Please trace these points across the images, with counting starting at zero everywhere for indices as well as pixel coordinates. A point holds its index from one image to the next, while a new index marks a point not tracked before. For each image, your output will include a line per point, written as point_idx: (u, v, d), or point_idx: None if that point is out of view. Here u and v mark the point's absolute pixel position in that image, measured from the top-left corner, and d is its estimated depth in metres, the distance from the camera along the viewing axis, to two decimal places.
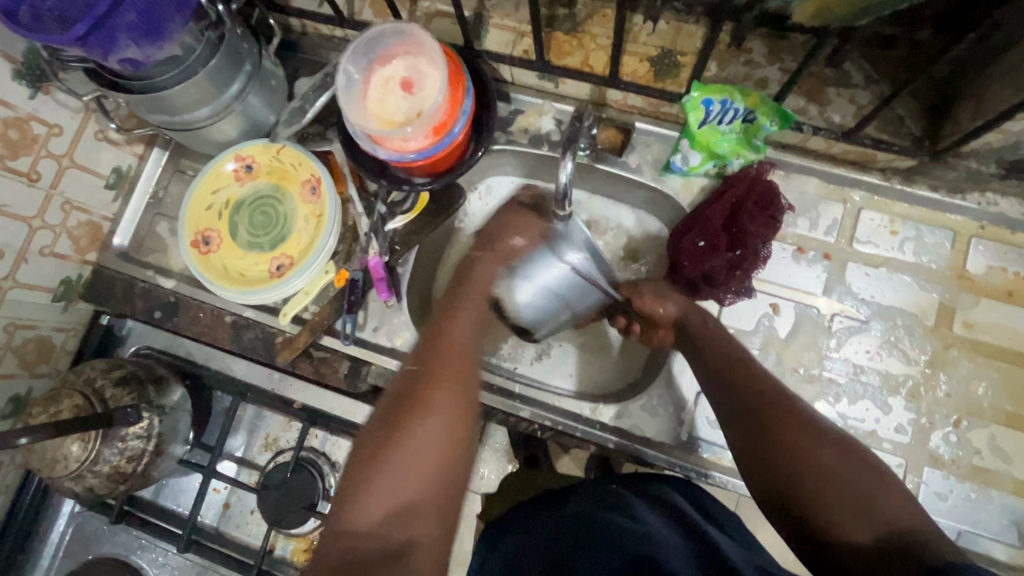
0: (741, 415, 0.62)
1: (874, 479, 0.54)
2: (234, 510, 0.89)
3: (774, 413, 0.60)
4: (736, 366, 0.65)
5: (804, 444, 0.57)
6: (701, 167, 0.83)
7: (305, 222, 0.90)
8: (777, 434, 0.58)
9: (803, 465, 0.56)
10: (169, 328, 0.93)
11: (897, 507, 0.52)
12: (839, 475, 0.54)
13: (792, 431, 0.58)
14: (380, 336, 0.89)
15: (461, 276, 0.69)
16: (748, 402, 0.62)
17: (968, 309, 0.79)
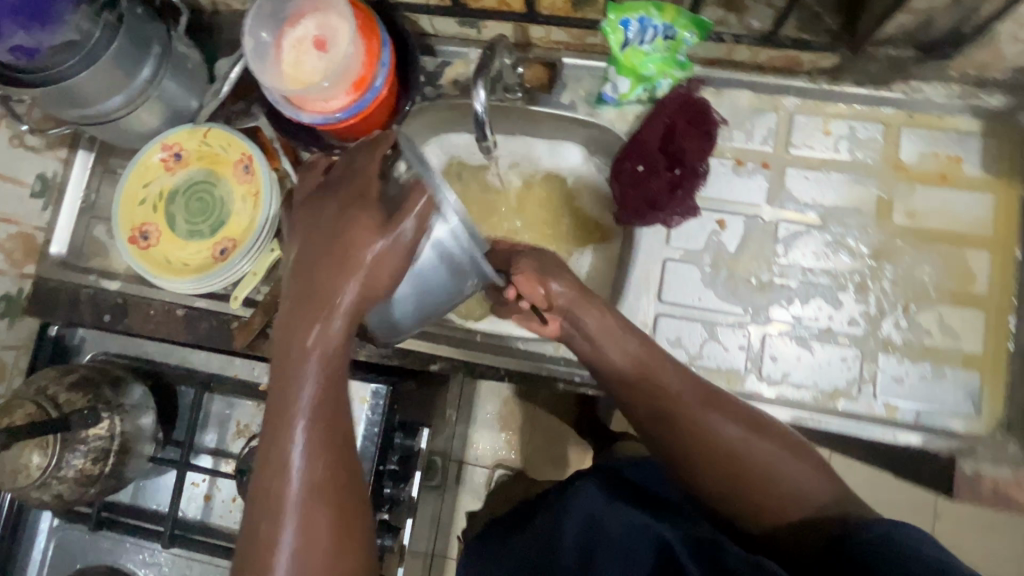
0: (676, 436, 0.67)
1: (794, 458, 0.65)
2: (216, 501, 0.88)
3: (699, 432, 0.67)
4: (656, 394, 0.68)
5: (746, 454, 0.65)
6: (632, 93, 0.83)
7: (244, 202, 0.88)
8: (715, 451, 0.66)
9: (745, 467, 0.65)
10: (121, 330, 0.91)
11: (818, 481, 0.64)
12: (775, 470, 0.64)
13: (733, 449, 0.65)
14: None
15: (298, 301, 0.58)
16: (676, 424, 0.67)
17: (907, 197, 0.80)
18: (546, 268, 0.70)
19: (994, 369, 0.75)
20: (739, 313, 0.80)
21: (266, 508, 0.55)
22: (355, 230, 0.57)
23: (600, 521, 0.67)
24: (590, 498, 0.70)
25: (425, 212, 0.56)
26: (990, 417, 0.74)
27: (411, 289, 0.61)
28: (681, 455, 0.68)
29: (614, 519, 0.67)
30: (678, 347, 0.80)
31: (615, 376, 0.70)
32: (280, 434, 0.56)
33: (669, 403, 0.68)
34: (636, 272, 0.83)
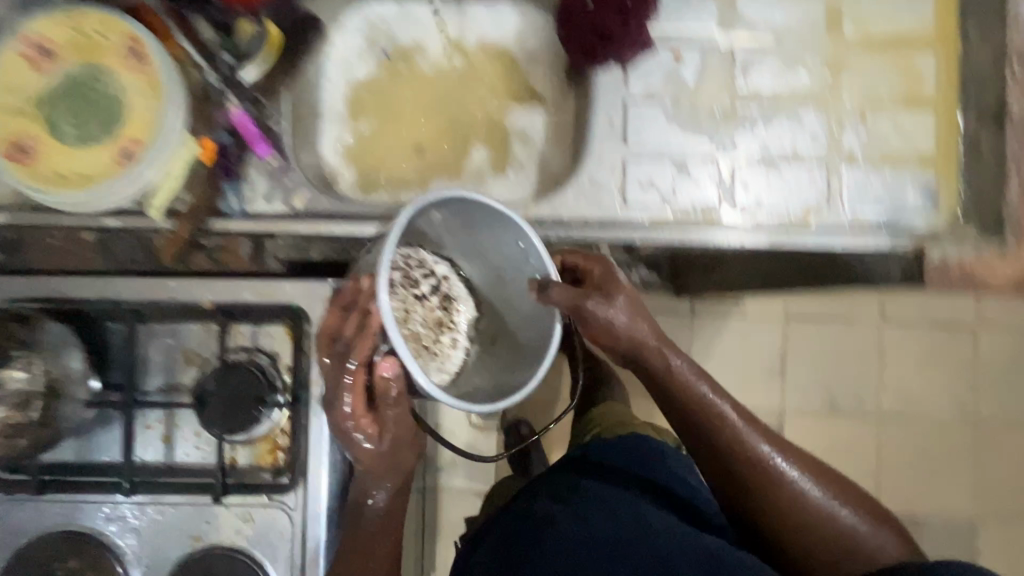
0: (743, 482, 0.74)
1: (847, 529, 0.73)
2: (178, 439, 0.80)
3: (765, 485, 0.74)
4: (727, 462, 0.75)
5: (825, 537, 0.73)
6: None
7: (140, 90, 0.72)
8: (810, 547, 0.73)
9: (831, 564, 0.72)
10: (20, 268, 0.78)
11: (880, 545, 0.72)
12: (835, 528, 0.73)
13: (818, 529, 0.73)
14: (277, 204, 0.79)
15: (349, 389, 0.71)
16: (739, 474, 0.74)
17: (854, 7, 0.79)
18: (628, 302, 0.70)
19: (949, 162, 0.77)
20: (706, 147, 0.78)
21: (354, 554, 0.76)
22: (354, 328, 0.70)
23: (594, 515, 0.70)
24: (602, 490, 0.76)
25: (358, 386, 0.71)
26: (950, 209, 0.76)
27: (406, 358, 0.61)
28: (746, 484, 0.74)
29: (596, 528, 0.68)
30: (649, 189, 0.78)
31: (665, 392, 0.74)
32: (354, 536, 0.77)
33: (741, 463, 0.74)
34: (597, 119, 0.79)
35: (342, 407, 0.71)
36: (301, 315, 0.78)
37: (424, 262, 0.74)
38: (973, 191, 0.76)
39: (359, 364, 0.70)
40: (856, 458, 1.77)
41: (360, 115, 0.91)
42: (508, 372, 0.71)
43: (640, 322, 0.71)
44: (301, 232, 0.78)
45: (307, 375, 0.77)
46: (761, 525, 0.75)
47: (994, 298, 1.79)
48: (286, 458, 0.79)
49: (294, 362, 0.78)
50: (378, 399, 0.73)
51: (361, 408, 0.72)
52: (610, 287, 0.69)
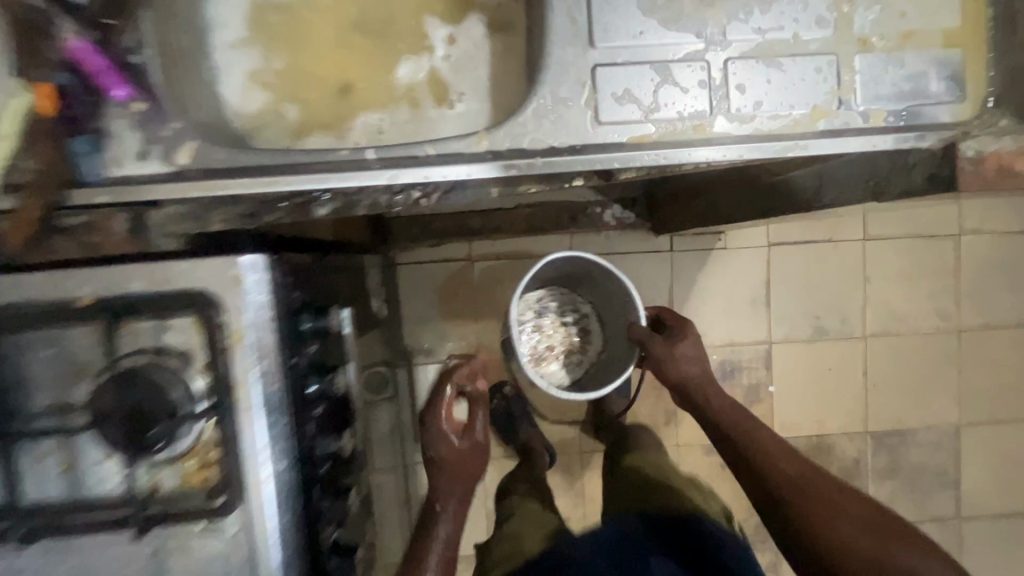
0: (810, 520, 0.79)
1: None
2: (80, 468, 0.63)
3: (863, 526, 0.76)
4: (791, 485, 0.82)
5: (830, 521, 0.77)
6: None
7: None
8: (805, 501, 0.80)
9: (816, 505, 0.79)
10: None
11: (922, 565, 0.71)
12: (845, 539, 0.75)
13: (818, 495, 0.80)
14: (154, 163, 0.61)
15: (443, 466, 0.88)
16: (813, 511, 0.79)
17: None
18: (694, 344, 0.96)
19: (977, 39, 0.64)
20: (692, 44, 0.63)
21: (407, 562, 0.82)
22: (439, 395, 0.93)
23: (610, 549, 1.08)
24: (615, 532, 1.12)
25: (479, 418, 0.92)
26: (977, 97, 0.64)
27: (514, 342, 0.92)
28: (742, 452, 0.88)
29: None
30: (628, 103, 0.63)
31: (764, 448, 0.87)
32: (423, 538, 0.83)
33: (814, 495, 0.80)
34: (556, 17, 0.62)
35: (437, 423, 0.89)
36: (210, 303, 0.62)
37: (573, 306, 1.17)
38: (1005, 72, 0.64)
39: (447, 438, 0.90)
40: (844, 379, 1.76)
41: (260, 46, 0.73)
42: (574, 373, 1.15)
43: (736, 411, 0.92)
44: (194, 194, 0.61)
45: (229, 375, 0.62)
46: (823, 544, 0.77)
47: (978, 203, 1.73)
48: (218, 478, 0.64)
49: (211, 359, 0.63)
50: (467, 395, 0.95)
51: (457, 421, 0.92)
52: (682, 334, 0.97)
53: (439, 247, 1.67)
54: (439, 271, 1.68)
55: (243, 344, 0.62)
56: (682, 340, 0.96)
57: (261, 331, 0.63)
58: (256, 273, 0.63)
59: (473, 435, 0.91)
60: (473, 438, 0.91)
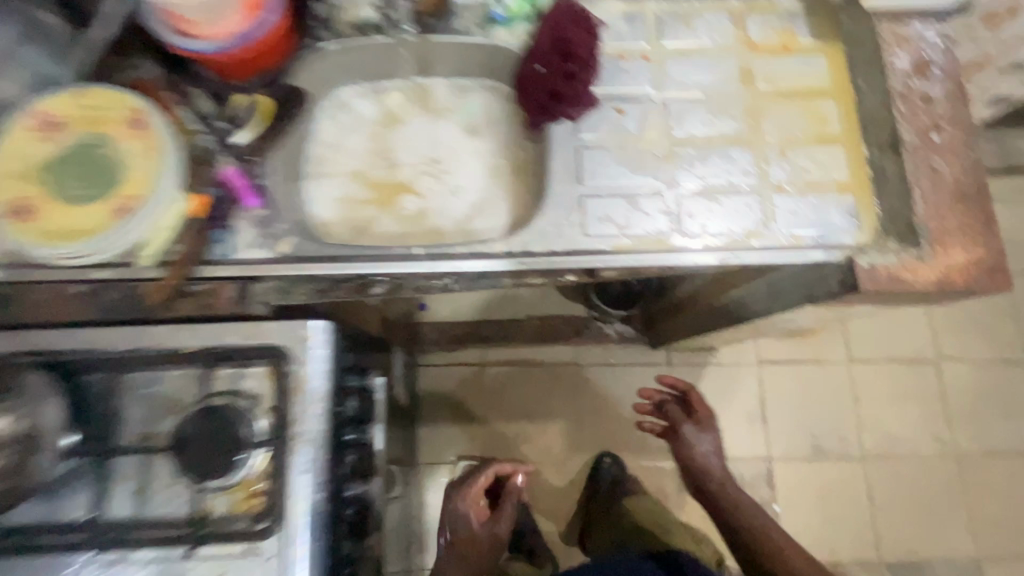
0: (738, 526, 1.05)
1: (801, 557, 0.98)
2: (153, 490, 0.78)
3: (742, 511, 1.06)
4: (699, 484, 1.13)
5: (753, 512, 1.06)
6: (519, 8, 0.92)
7: (140, 158, 0.82)
8: (716, 509, 1.10)
9: (732, 513, 1.06)
10: (7, 325, 0.80)
11: (783, 539, 1.01)
12: (750, 522, 1.04)
13: (711, 496, 1.11)
14: (262, 250, 0.82)
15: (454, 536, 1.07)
16: (749, 524, 1.04)
17: (764, 67, 0.93)
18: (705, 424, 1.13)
19: (864, 187, 0.87)
20: (654, 184, 0.87)
21: None
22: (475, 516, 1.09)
23: None
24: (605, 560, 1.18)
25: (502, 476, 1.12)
26: (871, 227, 0.85)
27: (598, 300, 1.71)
28: (694, 484, 1.14)
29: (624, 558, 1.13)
30: (608, 222, 0.85)
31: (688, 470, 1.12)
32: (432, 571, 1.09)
33: (744, 508, 1.06)
34: (556, 165, 0.88)
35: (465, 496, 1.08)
36: (283, 357, 0.80)
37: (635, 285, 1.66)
38: (886, 209, 0.86)
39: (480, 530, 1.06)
40: (843, 503, 1.76)
41: (343, 171, 0.98)
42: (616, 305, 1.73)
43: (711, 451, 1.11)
44: (286, 274, 0.81)
45: (288, 415, 0.78)
46: None
47: (955, 310, 1.88)
48: (263, 505, 0.77)
49: (277, 404, 0.79)
50: (506, 494, 1.10)
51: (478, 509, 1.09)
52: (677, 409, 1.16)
53: (455, 351, 1.85)
54: (452, 373, 1.84)
55: (304, 390, 0.79)
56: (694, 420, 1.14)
57: (318, 377, 0.80)
58: (321, 333, 0.81)
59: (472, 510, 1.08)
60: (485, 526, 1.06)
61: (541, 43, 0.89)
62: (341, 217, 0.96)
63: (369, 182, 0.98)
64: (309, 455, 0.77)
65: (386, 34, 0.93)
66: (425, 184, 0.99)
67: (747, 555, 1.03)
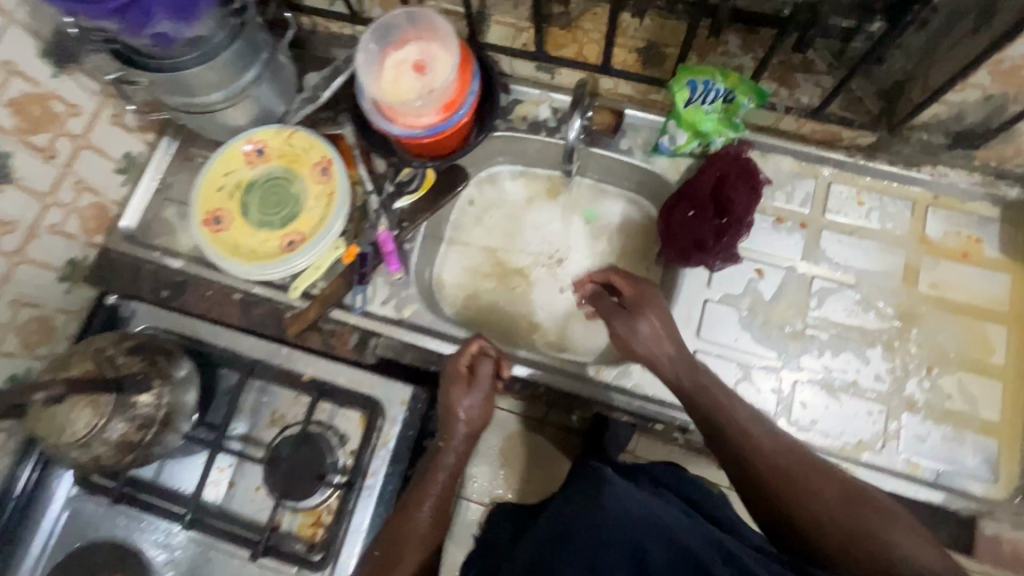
0: (765, 479, 0.65)
1: (877, 511, 0.62)
2: (239, 488, 0.88)
3: (809, 477, 0.65)
4: (782, 480, 0.65)
5: (881, 534, 0.60)
6: (687, 146, 0.90)
7: (317, 200, 0.93)
8: (815, 519, 0.63)
9: (796, 522, 0.64)
10: (175, 307, 0.94)
11: (911, 539, 0.59)
12: (808, 509, 0.63)
13: (832, 536, 0.62)
14: (389, 310, 0.91)
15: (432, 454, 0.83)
16: (777, 462, 0.66)
17: (932, 269, 0.87)
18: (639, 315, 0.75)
19: (1011, 437, 0.79)
20: (774, 359, 0.85)
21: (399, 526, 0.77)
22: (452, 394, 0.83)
23: None
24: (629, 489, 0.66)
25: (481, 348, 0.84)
26: (1008, 483, 0.78)
27: None
28: (763, 475, 0.66)
29: (649, 508, 0.60)
30: None
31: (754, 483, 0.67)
32: (413, 503, 0.79)
33: (832, 526, 0.62)
34: (677, 309, 0.88)
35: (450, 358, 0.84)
36: (378, 410, 0.88)
37: None
38: None
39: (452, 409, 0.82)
40: None
41: (474, 243, 1.04)
42: None
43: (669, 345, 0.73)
44: (401, 338, 0.89)
45: (365, 466, 0.85)
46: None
47: None
48: (324, 537, 0.85)
49: (358, 450, 0.87)
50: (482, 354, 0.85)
51: (463, 373, 0.83)
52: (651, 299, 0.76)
53: None
54: None
55: (385, 448, 0.86)
56: (644, 315, 0.75)
57: (400, 441, 0.87)
58: (414, 402, 0.88)
59: (458, 380, 0.83)
60: (476, 390, 0.82)
61: (693, 188, 0.87)
62: (460, 286, 1.01)
63: (493, 259, 1.02)
64: (365, 513, 0.83)
65: (553, 138, 0.98)
66: (543, 276, 1.01)
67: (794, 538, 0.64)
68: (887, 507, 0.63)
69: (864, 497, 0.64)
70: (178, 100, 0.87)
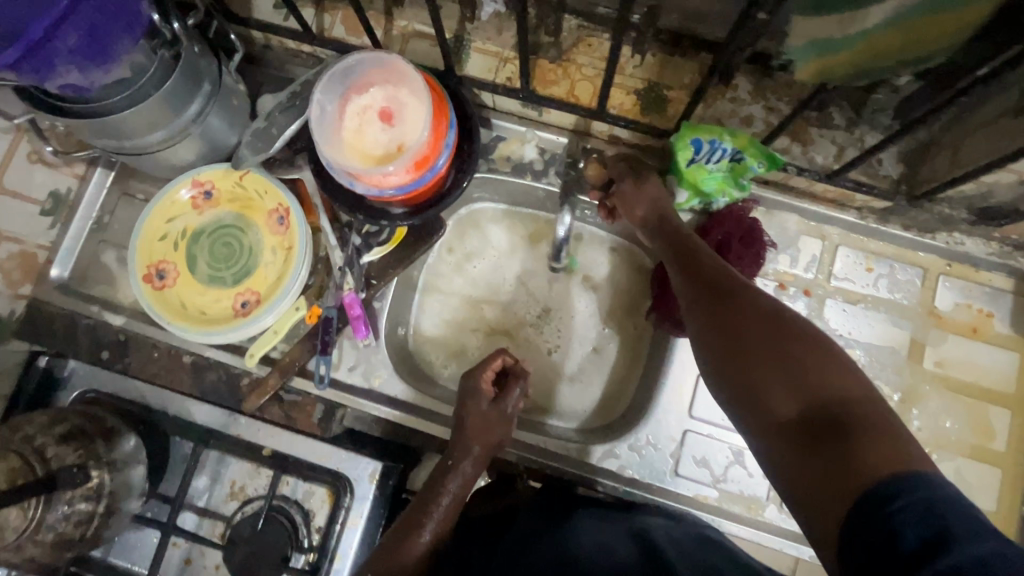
0: (718, 314, 0.63)
1: (818, 354, 0.56)
2: (197, 566, 0.83)
3: (764, 331, 0.59)
4: (729, 292, 0.65)
5: (817, 370, 0.55)
6: (687, 203, 0.82)
7: (273, 254, 0.83)
8: (742, 324, 0.61)
9: (730, 304, 0.63)
10: (118, 369, 0.84)
11: (852, 391, 0.53)
12: (753, 318, 0.61)
13: (745, 346, 0.59)
14: (357, 377, 0.84)
15: (437, 473, 0.79)
16: (732, 304, 0.63)
17: (938, 345, 0.81)
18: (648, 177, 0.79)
19: (1005, 527, 0.77)
20: None
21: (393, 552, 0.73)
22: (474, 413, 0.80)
23: None
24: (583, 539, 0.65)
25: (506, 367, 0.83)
26: None
27: None
28: (716, 283, 0.66)
29: (612, 554, 0.61)
30: (704, 466, 0.80)
31: (703, 302, 0.66)
32: (411, 516, 0.76)
33: (754, 321, 0.60)
34: (668, 385, 0.83)
35: (477, 374, 0.82)
36: (345, 486, 0.82)
37: None
38: None
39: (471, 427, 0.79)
40: None
41: (452, 292, 0.96)
42: None
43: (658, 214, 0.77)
44: (373, 410, 0.83)
45: (333, 548, 0.80)
46: (778, 429, 0.55)
47: None
48: None
49: (325, 530, 0.82)
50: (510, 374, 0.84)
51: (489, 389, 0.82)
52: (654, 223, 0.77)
53: None
54: None
55: (354, 527, 0.81)
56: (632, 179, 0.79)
57: (371, 520, 0.81)
58: (385, 478, 0.82)
59: (481, 401, 0.81)
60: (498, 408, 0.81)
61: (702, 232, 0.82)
62: (437, 340, 0.94)
63: (472, 311, 0.95)
64: None
65: (539, 183, 0.89)
66: (525, 331, 0.94)
67: (735, 354, 0.60)
68: (843, 359, 0.56)
69: (816, 347, 0.57)
70: (107, 143, 0.74)
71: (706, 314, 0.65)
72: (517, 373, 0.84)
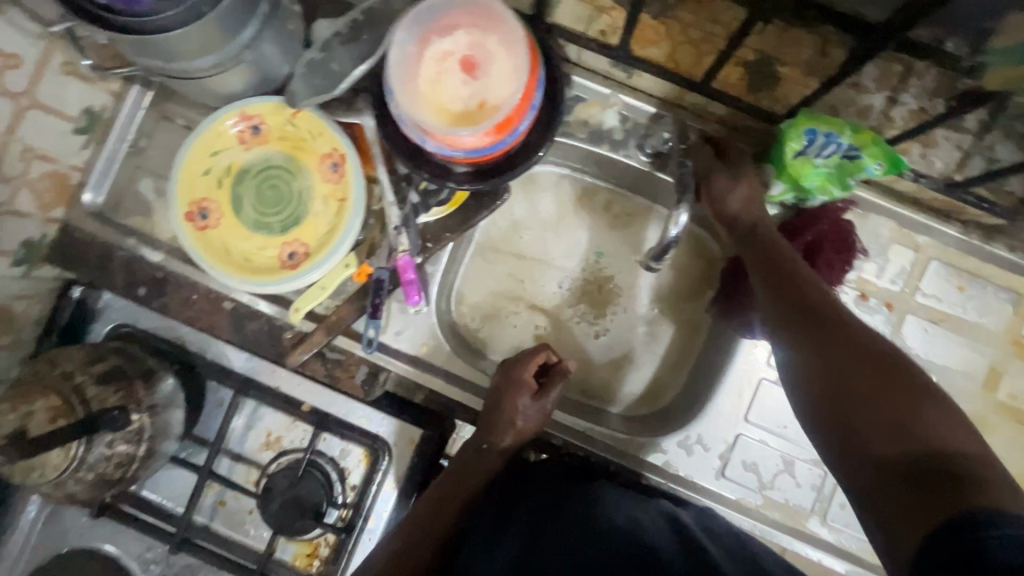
0: (812, 337, 0.58)
1: (926, 396, 0.50)
2: (231, 508, 0.83)
3: (864, 362, 0.54)
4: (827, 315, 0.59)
5: (923, 410, 0.50)
6: (781, 196, 0.75)
7: (325, 204, 0.78)
8: (833, 345, 0.56)
9: (827, 330, 0.58)
10: (156, 307, 0.81)
11: (956, 432, 0.48)
12: (853, 347, 0.55)
13: (834, 371, 0.55)
14: (403, 343, 0.81)
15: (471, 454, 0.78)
16: (831, 330, 0.57)
17: (1017, 376, 0.77)
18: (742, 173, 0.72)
19: None
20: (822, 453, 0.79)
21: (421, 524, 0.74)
22: (511, 402, 0.77)
23: None
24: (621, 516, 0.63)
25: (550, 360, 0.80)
26: None
27: None
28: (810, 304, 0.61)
29: (648, 535, 0.61)
30: (751, 471, 0.79)
31: (794, 320, 0.60)
32: (438, 492, 0.76)
33: (853, 350, 0.55)
34: (727, 386, 0.80)
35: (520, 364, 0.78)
36: (383, 449, 0.80)
37: None
38: None
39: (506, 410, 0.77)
40: None
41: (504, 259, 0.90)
42: None
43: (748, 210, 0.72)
44: (417, 378, 0.81)
45: (367, 508, 0.79)
46: (868, 468, 0.50)
47: None
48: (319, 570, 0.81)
49: (360, 490, 0.81)
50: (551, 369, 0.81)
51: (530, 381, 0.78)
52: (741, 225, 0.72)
53: None
54: None
55: (390, 490, 0.80)
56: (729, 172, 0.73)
57: (407, 484, 0.80)
58: (425, 446, 0.80)
59: (519, 390, 0.77)
60: (537, 402, 0.78)
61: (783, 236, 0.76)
62: (482, 311, 0.89)
63: (523, 283, 0.89)
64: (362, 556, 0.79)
65: (616, 154, 0.81)
66: (576, 311, 0.89)
67: (828, 382, 0.55)
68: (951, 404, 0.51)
69: (924, 383, 0.52)
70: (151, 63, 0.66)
71: (798, 339, 0.59)
72: (559, 370, 0.80)
